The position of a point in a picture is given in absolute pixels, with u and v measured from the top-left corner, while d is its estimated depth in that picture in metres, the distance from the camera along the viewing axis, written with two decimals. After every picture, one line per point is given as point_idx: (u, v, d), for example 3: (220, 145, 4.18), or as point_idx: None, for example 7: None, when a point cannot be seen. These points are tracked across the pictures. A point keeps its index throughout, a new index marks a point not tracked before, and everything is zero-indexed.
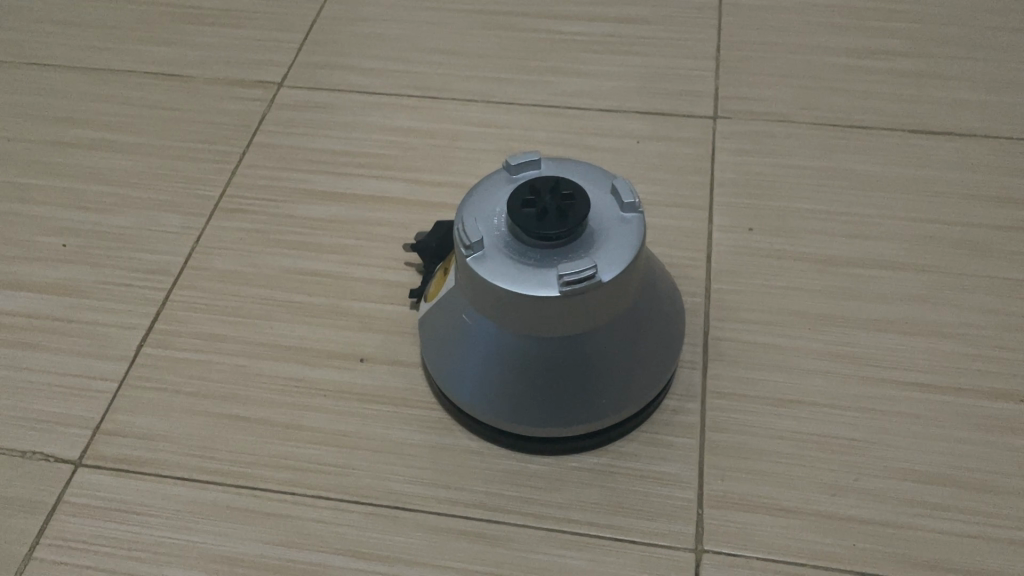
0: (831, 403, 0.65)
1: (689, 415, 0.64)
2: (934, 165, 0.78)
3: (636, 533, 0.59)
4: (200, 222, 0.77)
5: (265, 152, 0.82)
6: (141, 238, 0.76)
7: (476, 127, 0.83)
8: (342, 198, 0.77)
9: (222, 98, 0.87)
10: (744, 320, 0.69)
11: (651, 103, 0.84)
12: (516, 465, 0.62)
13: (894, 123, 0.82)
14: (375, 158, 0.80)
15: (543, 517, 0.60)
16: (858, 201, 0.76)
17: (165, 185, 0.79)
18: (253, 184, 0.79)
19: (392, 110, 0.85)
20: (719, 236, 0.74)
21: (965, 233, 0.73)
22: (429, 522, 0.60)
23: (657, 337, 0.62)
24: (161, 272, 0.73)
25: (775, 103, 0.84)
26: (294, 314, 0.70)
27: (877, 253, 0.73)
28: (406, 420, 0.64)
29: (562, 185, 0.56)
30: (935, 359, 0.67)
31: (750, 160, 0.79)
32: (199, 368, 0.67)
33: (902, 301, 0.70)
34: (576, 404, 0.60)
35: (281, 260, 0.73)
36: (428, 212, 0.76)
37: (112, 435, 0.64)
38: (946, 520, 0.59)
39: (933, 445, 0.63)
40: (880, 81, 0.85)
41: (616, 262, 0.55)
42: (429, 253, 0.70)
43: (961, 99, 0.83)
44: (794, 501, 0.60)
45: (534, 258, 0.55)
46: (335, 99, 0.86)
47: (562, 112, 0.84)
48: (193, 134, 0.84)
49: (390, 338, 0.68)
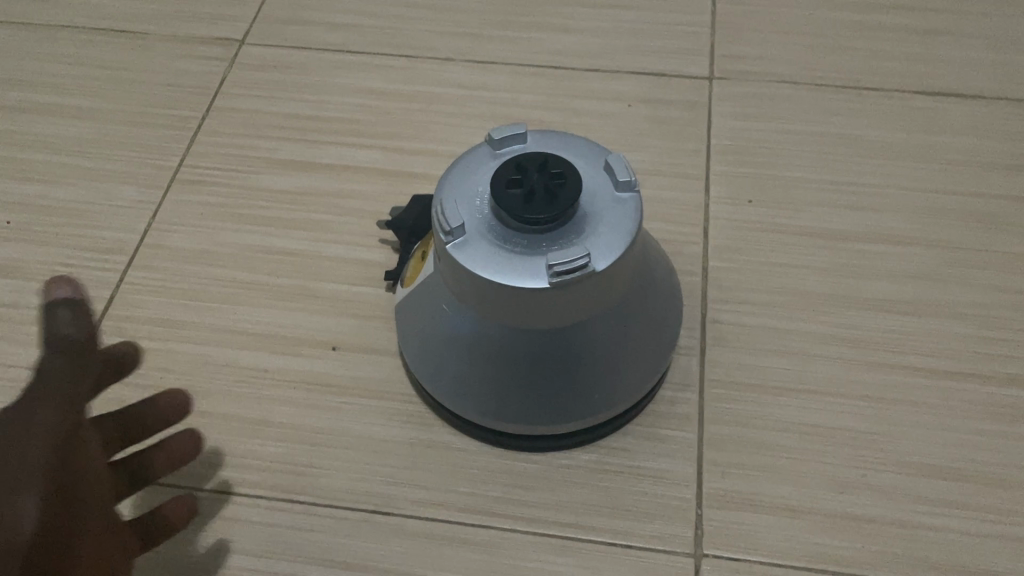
0: (838, 393, 0.60)
1: (687, 406, 0.60)
2: (944, 129, 0.73)
3: (632, 537, 0.55)
4: (158, 196, 0.71)
5: (226, 117, 0.76)
6: (93, 213, 0.70)
7: (454, 89, 0.77)
8: (311, 168, 0.72)
9: (180, 58, 0.80)
10: (744, 302, 0.64)
11: (644, 64, 0.79)
12: (502, 464, 0.58)
13: (900, 83, 0.77)
14: (347, 124, 0.75)
15: (531, 520, 0.56)
16: (863, 169, 0.71)
17: (119, 154, 0.74)
18: (215, 151, 0.73)
19: (364, 71, 0.79)
20: (716, 209, 0.69)
21: (976, 202, 0.69)
22: (409, 527, 0.56)
23: (651, 325, 0.57)
24: (116, 250, 0.68)
25: (775, 63, 0.79)
26: (262, 297, 0.65)
27: (885, 226, 0.68)
28: (382, 414, 0.60)
29: (550, 162, 0.52)
30: (949, 342, 0.62)
31: (750, 126, 0.74)
32: (157, 359, 0.62)
33: (913, 279, 0.65)
34: (566, 400, 0.56)
35: (245, 237, 0.68)
36: (405, 184, 0.71)
37: None
38: (959, 519, 0.56)
39: (947, 437, 0.59)
40: (886, 37, 0.80)
41: (610, 250, 0.51)
42: (406, 232, 0.64)
43: (971, 57, 0.78)
44: (801, 500, 0.57)
45: (522, 244, 0.51)
46: (304, 59, 0.80)
47: (546, 73, 0.78)
48: (150, 98, 0.78)
49: (364, 324, 0.63)
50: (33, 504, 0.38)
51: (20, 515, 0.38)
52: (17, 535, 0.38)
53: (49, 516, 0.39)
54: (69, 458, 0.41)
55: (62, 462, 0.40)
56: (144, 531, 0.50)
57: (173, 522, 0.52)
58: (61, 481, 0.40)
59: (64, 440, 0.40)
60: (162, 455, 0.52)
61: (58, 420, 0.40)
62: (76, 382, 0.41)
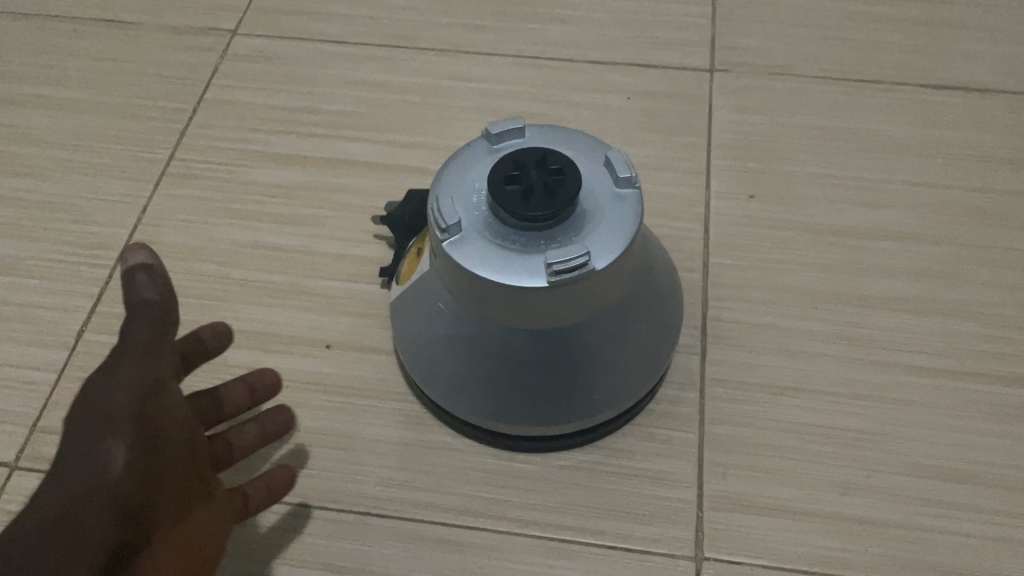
0: (840, 393, 0.59)
1: (687, 406, 0.59)
2: (948, 123, 0.72)
3: (631, 539, 0.54)
4: (148, 190, 0.70)
5: (218, 109, 0.74)
6: (82, 208, 0.68)
7: (450, 82, 0.76)
8: (304, 161, 0.70)
9: (170, 48, 0.79)
10: (745, 300, 0.63)
11: (642, 56, 0.77)
12: (499, 465, 0.57)
13: (903, 76, 0.75)
14: (340, 117, 0.73)
15: (529, 522, 0.55)
16: (866, 163, 0.70)
17: (109, 148, 0.72)
18: (206, 145, 0.72)
19: (358, 63, 0.77)
20: (717, 204, 0.68)
21: (980, 197, 0.68)
22: (404, 530, 0.55)
23: (651, 323, 0.56)
24: (105, 246, 0.66)
25: (777, 55, 0.77)
26: (254, 294, 0.63)
27: (888, 222, 0.67)
28: (376, 414, 0.59)
29: (549, 158, 0.51)
30: (953, 340, 0.61)
31: (750, 119, 0.73)
32: None
33: (916, 276, 0.64)
34: (565, 401, 0.55)
35: (236, 232, 0.67)
36: (400, 178, 0.69)
37: (51, 433, 0.58)
38: (964, 521, 0.55)
39: (951, 437, 0.58)
40: (888, 29, 0.79)
41: (610, 247, 0.50)
42: (401, 228, 0.63)
43: (975, 49, 0.77)
44: (803, 502, 0.56)
45: (520, 242, 0.50)
46: (297, 51, 0.78)
47: (543, 65, 0.77)
48: (140, 90, 0.76)
49: (358, 322, 0.62)
50: (121, 452, 0.44)
51: (105, 462, 0.43)
52: (107, 476, 0.43)
53: (143, 463, 0.44)
54: (160, 416, 0.46)
55: (151, 417, 0.45)
56: (244, 496, 0.50)
57: (273, 488, 0.51)
58: (155, 435, 0.46)
59: (150, 400, 0.46)
60: (253, 426, 0.53)
61: (133, 387, 0.46)
62: (157, 357, 0.48)
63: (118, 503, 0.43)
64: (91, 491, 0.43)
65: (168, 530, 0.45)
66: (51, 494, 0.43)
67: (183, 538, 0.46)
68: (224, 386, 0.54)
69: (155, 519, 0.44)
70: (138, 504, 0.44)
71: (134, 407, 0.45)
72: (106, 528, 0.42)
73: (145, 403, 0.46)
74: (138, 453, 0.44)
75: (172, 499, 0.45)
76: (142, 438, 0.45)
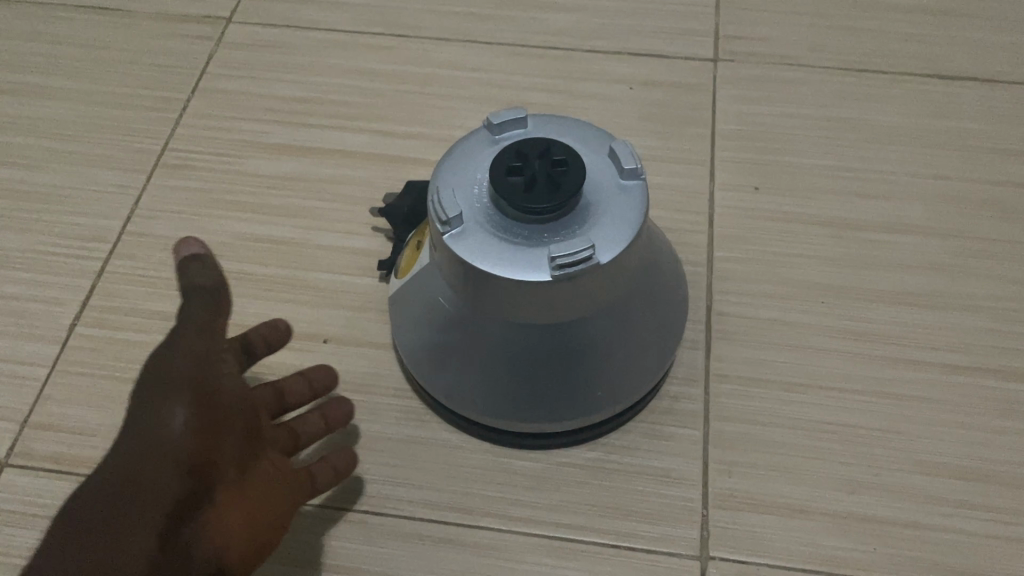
0: (848, 389, 0.58)
1: (692, 402, 0.58)
2: (956, 114, 0.71)
3: (635, 539, 0.53)
4: (141, 181, 0.68)
5: (213, 99, 0.73)
6: (74, 199, 0.67)
7: (450, 71, 0.74)
8: (301, 152, 0.69)
9: (164, 36, 0.77)
10: (751, 294, 0.62)
11: (646, 45, 0.76)
12: (501, 462, 0.56)
13: (910, 66, 0.74)
14: (338, 106, 0.72)
15: (531, 521, 0.54)
16: (873, 155, 0.69)
17: (101, 138, 0.71)
18: (201, 135, 0.70)
19: (356, 52, 0.76)
20: (721, 196, 0.67)
21: (989, 190, 0.66)
22: (404, 529, 0.54)
23: (656, 318, 0.55)
24: (97, 238, 0.65)
25: (782, 44, 0.76)
26: (249, 287, 0.62)
27: (895, 215, 0.66)
28: (375, 411, 0.57)
29: (553, 149, 0.50)
30: (962, 336, 0.60)
31: (756, 110, 0.71)
32: (139, 351, 0.59)
33: (925, 270, 0.63)
34: (568, 398, 0.53)
35: (232, 224, 0.65)
36: (399, 169, 0.68)
37: (41, 430, 0.57)
38: (975, 520, 0.54)
39: (961, 435, 0.56)
40: (896, 17, 0.77)
41: (616, 241, 0.49)
42: (400, 220, 0.62)
43: (983, 38, 0.76)
44: (811, 500, 0.55)
45: (522, 236, 0.49)
46: (293, 39, 0.77)
47: (545, 54, 0.75)
48: (133, 78, 0.75)
49: (357, 316, 0.61)
50: (180, 409, 0.44)
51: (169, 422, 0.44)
52: (170, 436, 0.44)
53: (205, 417, 0.45)
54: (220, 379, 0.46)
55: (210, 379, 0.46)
56: (313, 478, 0.50)
57: (339, 473, 0.51)
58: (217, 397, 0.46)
59: (208, 363, 0.46)
60: (316, 416, 0.53)
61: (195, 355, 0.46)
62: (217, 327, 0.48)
63: (180, 460, 0.43)
64: (155, 450, 0.44)
65: (234, 485, 0.45)
66: (126, 458, 0.45)
67: (252, 493, 0.46)
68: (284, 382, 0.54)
69: (219, 471, 0.44)
70: (204, 456, 0.44)
71: (192, 369, 0.46)
72: (170, 483, 0.43)
73: (203, 366, 0.46)
74: (198, 410, 0.45)
75: (237, 454, 0.45)
76: (202, 395, 0.45)
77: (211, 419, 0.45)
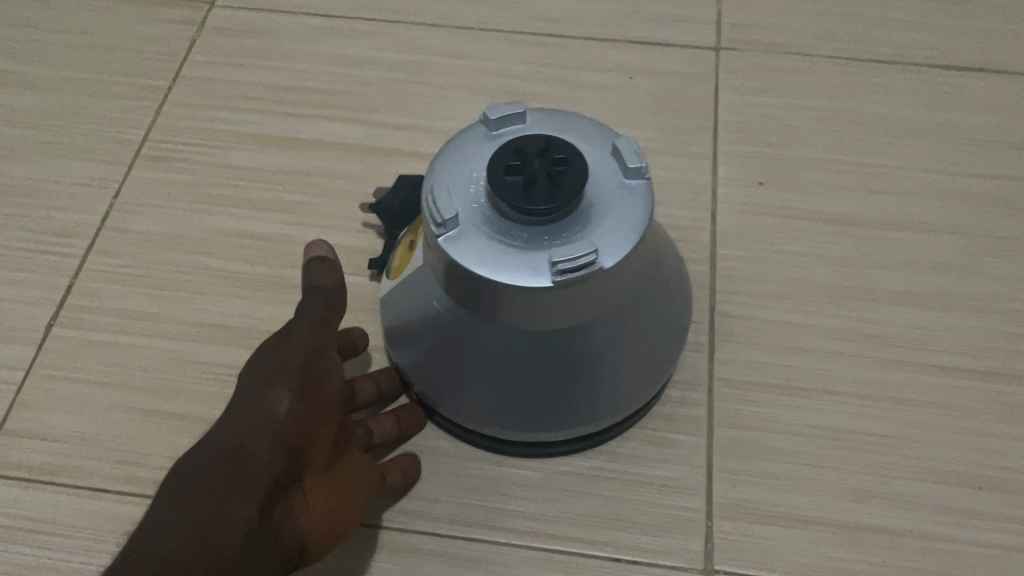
0: (857, 394, 0.56)
1: (695, 408, 0.56)
2: (963, 107, 0.69)
3: (637, 552, 0.51)
4: (120, 173, 0.65)
5: (195, 86, 0.70)
6: (50, 192, 0.64)
7: (442, 59, 0.72)
8: (287, 143, 0.66)
9: (144, 20, 0.74)
10: (755, 294, 0.60)
11: (645, 32, 0.73)
12: (498, 472, 0.54)
13: (918, 56, 0.72)
14: (326, 96, 0.69)
15: (529, 534, 0.52)
16: (879, 149, 0.67)
17: (79, 127, 0.68)
18: (183, 125, 0.68)
19: (345, 38, 0.73)
20: (724, 191, 0.64)
21: (999, 186, 0.64)
22: (398, 543, 0.52)
23: (660, 322, 0.53)
24: (75, 234, 0.62)
25: (785, 33, 0.74)
26: (234, 286, 0.60)
27: (903, 211, 0.63)
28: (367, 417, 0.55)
29: (552, 146, 0.47)
30: (974, 338, 0.58)
31: (759, 101, 0.69)
32: (119, 354, 0.57)
33: (934, 270, 0.61)
34: (568, 406, 0.51)
35: (216, 220, 0.63)
36: (389, 161, 0.66)
37: (16, 438, 0.54)
38: (988, 531, 0.52)
39: (972, 442, 0.55)
40: (903, 4, 0.75)
41: (619, 243, 0.46)
42: (391, 217, 0.59)
43: (992, 27, 0.73)
44: (818, 511, 0.53)
45: (521, 238, 0.46)
46: (279, 24, 0.74)
47: (541, 41, 0.73)
48: (112, 65, 0.72)
49: (346, 316, 0.59)
50: (287, 393, 0.43)
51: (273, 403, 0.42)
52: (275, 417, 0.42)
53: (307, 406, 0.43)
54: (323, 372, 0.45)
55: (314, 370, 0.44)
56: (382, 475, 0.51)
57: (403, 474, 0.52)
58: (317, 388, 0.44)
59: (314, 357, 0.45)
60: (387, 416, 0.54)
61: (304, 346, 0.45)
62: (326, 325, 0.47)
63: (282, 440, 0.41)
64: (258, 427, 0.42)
65: (315, 478, 0.44)
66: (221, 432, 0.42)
67: (329, 490, 0.45)
68: (356, 383, 0.54)
69: (311, 459, 0.43)
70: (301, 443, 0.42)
71: (298, 358, 0.44)
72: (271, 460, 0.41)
73: (308, 358, 0.45)
74: (303, 396, 0.43)
75: (323, 448, 0.44)
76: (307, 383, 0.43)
77: (311, 409, 0.43)
